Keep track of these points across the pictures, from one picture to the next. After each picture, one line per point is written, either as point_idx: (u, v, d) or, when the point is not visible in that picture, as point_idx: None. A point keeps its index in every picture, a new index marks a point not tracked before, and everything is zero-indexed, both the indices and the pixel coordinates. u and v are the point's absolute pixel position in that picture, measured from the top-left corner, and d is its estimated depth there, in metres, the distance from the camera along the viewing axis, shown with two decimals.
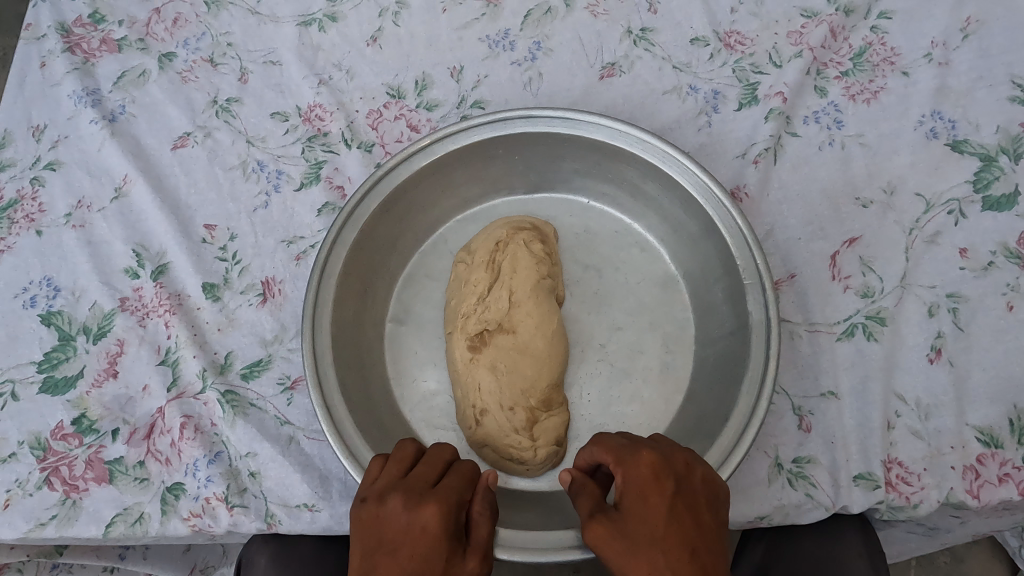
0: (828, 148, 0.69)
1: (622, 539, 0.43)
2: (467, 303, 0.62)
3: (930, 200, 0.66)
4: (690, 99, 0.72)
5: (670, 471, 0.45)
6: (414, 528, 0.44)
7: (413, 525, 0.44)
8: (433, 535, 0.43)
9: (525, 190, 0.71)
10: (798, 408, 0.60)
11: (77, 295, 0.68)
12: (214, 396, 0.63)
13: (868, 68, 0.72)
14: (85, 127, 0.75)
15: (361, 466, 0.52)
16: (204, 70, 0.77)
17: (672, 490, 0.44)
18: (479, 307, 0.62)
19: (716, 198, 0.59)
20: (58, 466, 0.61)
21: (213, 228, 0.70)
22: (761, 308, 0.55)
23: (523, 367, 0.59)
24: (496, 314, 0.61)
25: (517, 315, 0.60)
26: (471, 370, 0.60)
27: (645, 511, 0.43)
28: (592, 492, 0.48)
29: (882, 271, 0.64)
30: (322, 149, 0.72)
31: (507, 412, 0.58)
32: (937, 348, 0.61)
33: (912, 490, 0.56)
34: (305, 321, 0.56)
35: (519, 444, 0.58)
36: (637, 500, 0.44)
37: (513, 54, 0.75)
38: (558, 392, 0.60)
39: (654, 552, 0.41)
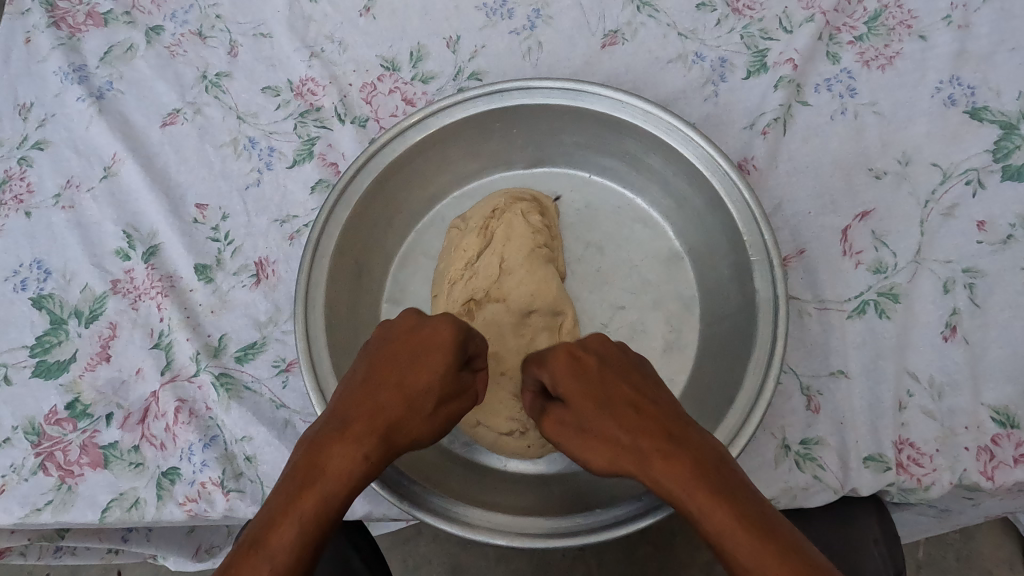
0: (841, 117, 0.66)
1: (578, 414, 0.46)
2: (454, 269, 0.61)
3: (947, 170, 0.63)
4: (696, 68, 0.69)
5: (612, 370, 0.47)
6: (433, 337, 0.47)
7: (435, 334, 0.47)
8: (443, 347, 0.47)
9: (524, 165, 0.69)
10: (806, 388, 0.58)
11: (69, 278, 0.66)
12: (208, 380, 0.62)
13: (883, 33, 0.68)
14: (72, 104, 0.73)
15: None
16: (193, 44, 0.74)
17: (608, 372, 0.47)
18: (467, 274, 0.61)
19: (722, 171, 0.56)
20: (53, 451, 0.60)
21: (205, 207, 0.68)
22: (768, 285, 0.53)
23: (513, 333, 0.59)
24: (484, 282, 0.60)
25: (507, 283, 0.60)
26: None
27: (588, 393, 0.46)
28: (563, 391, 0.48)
29: (895, 246, 0.61)
30: (315, 125, 0.70)
31: (501, 377, 0.58)
32: (952, 325, 0.58)
33: (924, 472, 0.54)
34: (298, 303, 0.55)
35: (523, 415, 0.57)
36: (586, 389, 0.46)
37: (511, 23, 0.72)
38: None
39: (589, 401, 0.45)
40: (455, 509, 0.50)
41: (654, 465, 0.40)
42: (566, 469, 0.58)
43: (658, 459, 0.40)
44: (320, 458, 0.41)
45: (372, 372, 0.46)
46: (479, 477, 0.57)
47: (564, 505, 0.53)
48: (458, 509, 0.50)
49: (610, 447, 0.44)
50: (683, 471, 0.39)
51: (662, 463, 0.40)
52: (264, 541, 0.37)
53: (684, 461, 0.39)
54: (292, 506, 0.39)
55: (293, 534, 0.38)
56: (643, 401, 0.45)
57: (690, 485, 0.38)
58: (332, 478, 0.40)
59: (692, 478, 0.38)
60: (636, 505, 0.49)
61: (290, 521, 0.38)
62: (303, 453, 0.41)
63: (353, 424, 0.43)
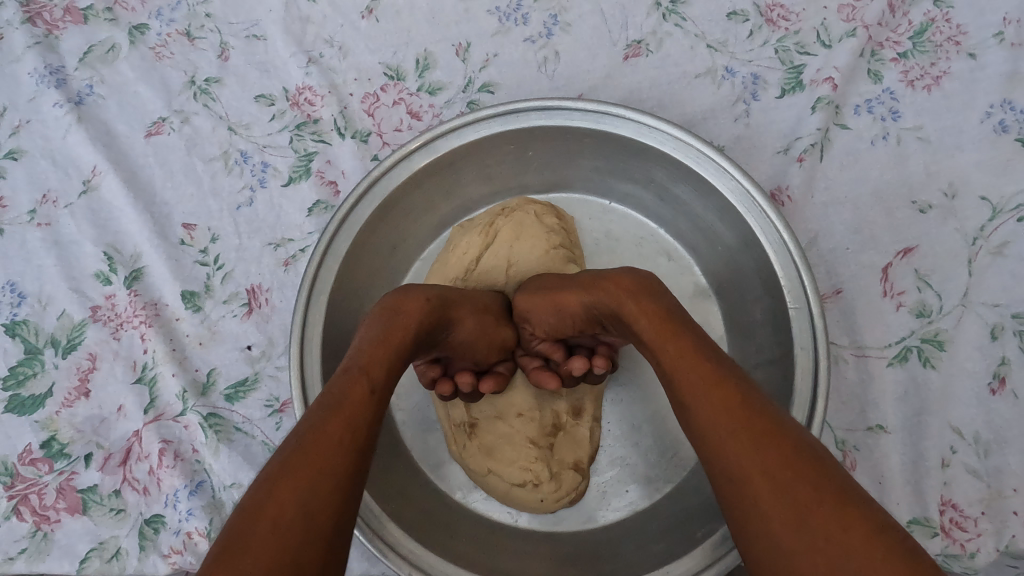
0: (882, 143, 0.61)
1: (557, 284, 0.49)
2: (453, 268, 0.58)
3: (998, 205, 0.58)
4: (726, 84, 0.64)
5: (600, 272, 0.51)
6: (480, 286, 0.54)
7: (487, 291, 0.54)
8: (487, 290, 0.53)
9: (540, 188, 0.64)
10: (841, 442, 0.54)
11: (44, 303, 0.61)
12: (196, 420, 0.58)
13: (930, 49, 0.63)
14: (48, 110, 0.67)
15: None
16: (180, 45, 0.68)
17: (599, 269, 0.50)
18: (468, 276, 0.57)
19: (759, 209, 0.51)
20: (27, 494, 0.56)
21: (192, 228, 0.63)
22: (808, 339, 0.48)
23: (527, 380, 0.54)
24: (488, 283, 0.57)
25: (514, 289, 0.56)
26: None
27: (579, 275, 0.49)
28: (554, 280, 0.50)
29: (941, 287, 0.57)
30: (312, 139, 0.64)
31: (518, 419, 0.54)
32: (1001, 376, 0.54)
33: (968, 537, 0.51)
34: (293, 348, 0.50)
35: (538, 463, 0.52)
36: (583, 273, 0.49)
37: (525, 29, 0.66)
38: (562, 418, 0.54)
39: (545, 274, 0.51)
40: None
41: (667, 338, 0.40)
42: (582, 529, 0.54)
43: (652, 318, 0.42)
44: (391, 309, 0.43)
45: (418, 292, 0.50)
46: (489, 538, 0.52)
47: None
48: None
49: (560, 289, 0.48)
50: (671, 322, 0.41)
51: (620, 287, 0.45)
52: (337, 406, 0.36)
53: (639, 291, 0.44)
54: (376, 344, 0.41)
55: (366, 395, 0.37)
56: (659, 297, 0.44)
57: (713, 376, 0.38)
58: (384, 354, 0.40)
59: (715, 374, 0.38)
60: None
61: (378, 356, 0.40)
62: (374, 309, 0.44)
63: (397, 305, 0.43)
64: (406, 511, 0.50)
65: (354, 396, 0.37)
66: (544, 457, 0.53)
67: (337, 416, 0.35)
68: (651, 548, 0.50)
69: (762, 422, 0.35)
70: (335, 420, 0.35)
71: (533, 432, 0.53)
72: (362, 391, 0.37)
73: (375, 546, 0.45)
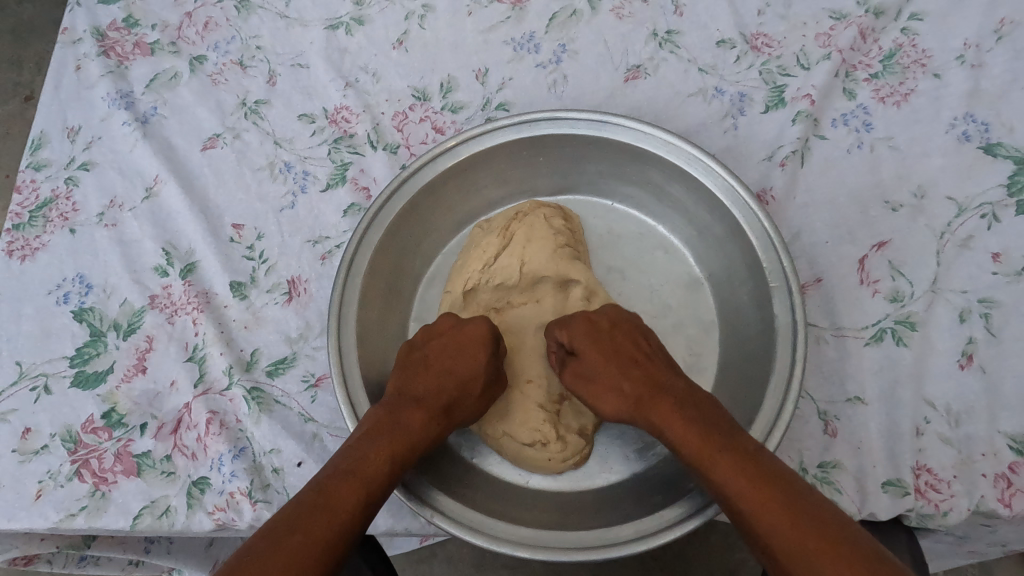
0: (857, 150, 0.68)
1: (613, 388, 0.54)
2: (472, 267, 0.64)
3: (963, 204, 0.65)
4: (716, 102, 0.71)
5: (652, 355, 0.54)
6: (466, 342, 0.57)
7: (470, 328, 0.57)
8: (478, 342, 0.56)
9: (550, 192, 0.71)
10: (823, 412, 0.59)
11: (109, 292, 0.69)
12: (240, 393, 0.64)
13: (898, 71, 0.70)
14: (118, 128, 0.76)
15: None
16: (234, 73, 0.78)
17: (642, 364, 0.54)
18: (486, 275, 0.63)
19: (742, 201, 0.58)
20: (89, 458, 0.62)
21: (241, 227, 0.71)
22: (787, 310, 0.55)
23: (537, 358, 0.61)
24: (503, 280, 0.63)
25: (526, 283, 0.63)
26: None
27: (632, 375, 0.53)
28: (609, 374, 0.54)
29: (912, 276, 0.63)
30: (348, 151, 0.73)
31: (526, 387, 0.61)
32: (969, 353, 0.60)
33: (942, 497, 0.55)
34: (332, 319, 0.57)
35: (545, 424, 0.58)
36: (636, 373, 0.53)
37: (537, 57, 0.75)
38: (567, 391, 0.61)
39: (602, 354, 0.55)
40: (479, 522, 0.51)
41: (708, 452, 0.46)
42: (588, 486, 0.59)
43: (688, 436, 0.47)
44: (394, 412, 0.51)
45: (422, 368, 0.56)
46: (502, 492, 0.58)
47: (585, 521, 0.54)
48: (483, 523, 0.51)
49: (619, 389, 0.53)
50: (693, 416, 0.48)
51: (664, 407, 0.50)
52: (327, 506, 0.44)
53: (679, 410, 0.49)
54: (381, 449, 0.48)
55: (355, 499, 0.45)
56: (695, 410, 0.49)
57: (750, 488, 0.43)
58: (383, 460, 0.48)
59: (757, 488, 0.43)
60: (659, 521, 0.50)
61: (374, 464, 0.47)
62: (380, 415, 0.51)
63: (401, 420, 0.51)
64: (427, 464, 0.56)
65: (340, 504, 0.45)
66: (552, 419, 0.59)
67: (331, 514, 0.44)
68: (646, 501, 0.55)
69: (810, 534, 0.41)
70: (325, 516, 0.44)
71: (540, 400, 0.60)
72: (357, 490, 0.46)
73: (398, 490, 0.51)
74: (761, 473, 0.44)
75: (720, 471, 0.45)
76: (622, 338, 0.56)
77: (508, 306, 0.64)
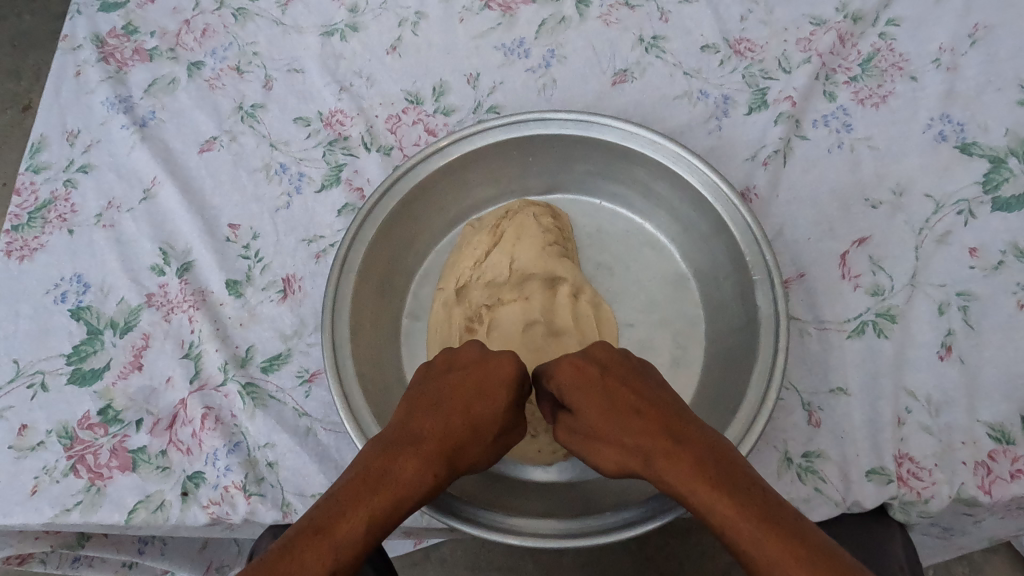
0: (837, 150, 0.70)
1: (617, 443, 0.47)
2: (464, 265, 0.66)
3: (940, 201, 0.67)
4: (700, 104, 0.73)
5: (668, 405, 0.47)
6: (479, 385, 0.52)
7: (494, 363, 0.53)
8: (497, 381, 0.52)
9: (540, 191, 0.73)
10: (807, 403, 0.61)
11: (106, 291, 0.70)
12: (235, 389, 0.65)
13: (877, 74, 0.73)
14: (116, 132, 0.78)
15: (364, 433, 0.54)
16: (231, 78, 0.79)
17: (655, 410, 0.47)
18: (476, 272, 0.65)
19: (726, 197, 0.60)
20: (84, 454, 0.63)
21: (237, 227, 0.72)
22: (769, 301, 0.56)
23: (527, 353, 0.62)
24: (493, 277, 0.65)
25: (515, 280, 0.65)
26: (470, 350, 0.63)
27: (640, 426, 0.46)
28: (609, 424, 0.47)
29: (892, 271, 0.65)
30: (343, 152, 0.74)
31: None
32: (948, 345, 0.61)
33: (924, 485, 0.56)
34: (326, 312, 0.58)
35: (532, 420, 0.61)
36: (643, 422, 0.46)
37: (527, 62, 0.77)
38: None
39: (603, 404, 0.48)
40: (467, 509, 0.52)
41: (717, 501, 0.40)
42: (578, 476, 0.60)
43: (699, 486, 0.41)
44: (388, 451, 0.47)
45: (424, 408, 0.51)
46: (494, 479, 0.59)
47: (573, 510, 0.55)
48: (471, 511, 0.52)
49: (626, 440, 0.46)
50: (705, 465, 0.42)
51: (671, 457, 0.43)
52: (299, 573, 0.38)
53: (695, 457, 0.43)
54: (364, 502, 0.43)
55: (331, 561, 0.40)
56: (712, 458, 0.43)
57: (760, 542, 0.38)
58: (365, 514, 0.42)
59: (771, 540, 0.38)
60: (644, 507, 0.51)
61: (353, 520, 0.42)
62: (372, 461, 0.46)
63: (391, 470, 0.45)
64: None
65: (314, 565, 0.39)
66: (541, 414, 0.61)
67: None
68: (628, 485, 0.56)
69: None
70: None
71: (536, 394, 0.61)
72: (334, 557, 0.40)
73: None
74: (780, 531, 0.38)
75: (736, 537, 0.39)
76: (644, 391, 0.49)
77: (499, 305, 0.64)
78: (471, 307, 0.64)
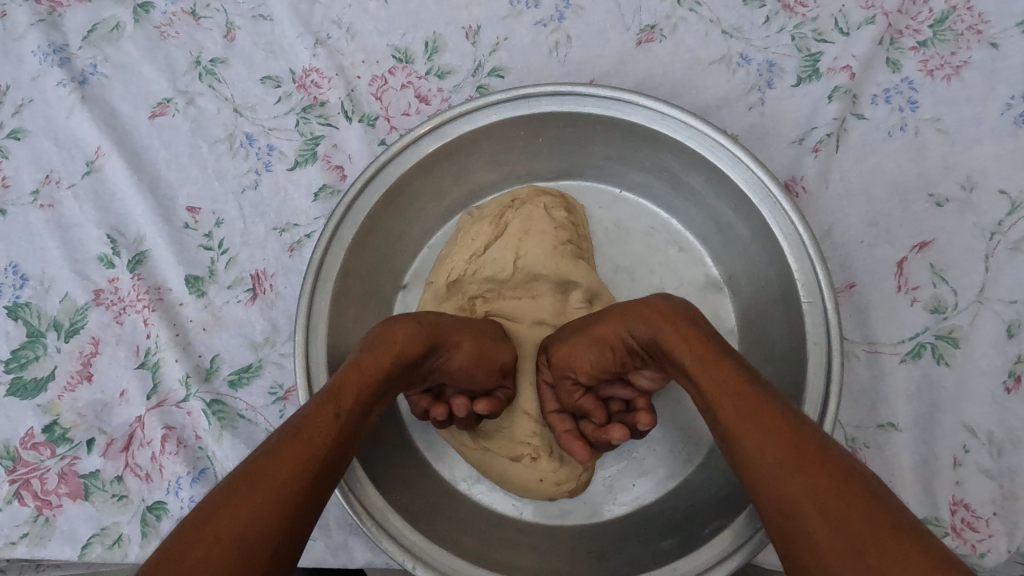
0: (899, 134, 0.60)
1: (593, 318, 0.47)
2: (458, 260, 0.56)
3: (1017, 199, 0.57)
4: (741, 72, 0.62)
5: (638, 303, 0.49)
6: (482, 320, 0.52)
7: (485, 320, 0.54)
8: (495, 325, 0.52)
9: (549, 176, 0.62)
10: (852, 439, 0.54)
11: (47, 285, 0.61)
12: (199, 407, 0.57)
13: (951, 38, 0.61)
14: (52, 89, 0.66)
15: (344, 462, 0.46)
16: (185, 24, 0.67)
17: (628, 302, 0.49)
18: (473, 266, 0.55)
19: (773, 200, 0.50)
20: (29, 478, 0.56)
21: (197, 211, 0.62)
22: (821, 334, 0.47)
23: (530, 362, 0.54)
24: (494, 274, 0.55)
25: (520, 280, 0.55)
26: None
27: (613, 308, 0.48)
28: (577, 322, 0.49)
29: (956, 283, 0.56)
30: (319, 122, 0.63)
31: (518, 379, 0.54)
32: (1017, 374, 0.53)
33: (979, 537, 0.51)
34: (298, 331, 0.49)
35: (535, 438, 0.52)
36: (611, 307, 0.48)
37: (537, 12, 0.65)
38: None
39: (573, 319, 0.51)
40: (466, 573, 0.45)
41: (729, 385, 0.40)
42: (589, 522, 0.54)
43: (704, 367, 0.41)
44: (388, 327, 0.45)
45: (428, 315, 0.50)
46: (494, 530, 0.52)
47: None
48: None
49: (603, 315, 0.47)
50: (688, 329, 0.43)
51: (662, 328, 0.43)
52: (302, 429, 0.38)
53: (693, 338, 0.42)
54: (363, 370, 0.42)
55: (332, 418, 0.39)
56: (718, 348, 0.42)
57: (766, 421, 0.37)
58: (365, 383, 0.42)
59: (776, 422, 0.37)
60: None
61: (353, 388, 0.41)
62: (377, 333, 0.45)
63: (393, 334, 0.45)
64: (411, 505, 0.49)
65: (318, 423, 0.38)
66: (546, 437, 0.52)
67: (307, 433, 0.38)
68: (654, 550, 0.49)
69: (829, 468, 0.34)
70: (297, 440, 0.37)
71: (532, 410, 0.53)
72: (327, 416, 0.39)
73: (379, 541, 0.45)
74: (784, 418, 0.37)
75: (715, 395, 0.40)
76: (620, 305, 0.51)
77: (500, 297, 0.56)
78: (467, 301, 0.56)
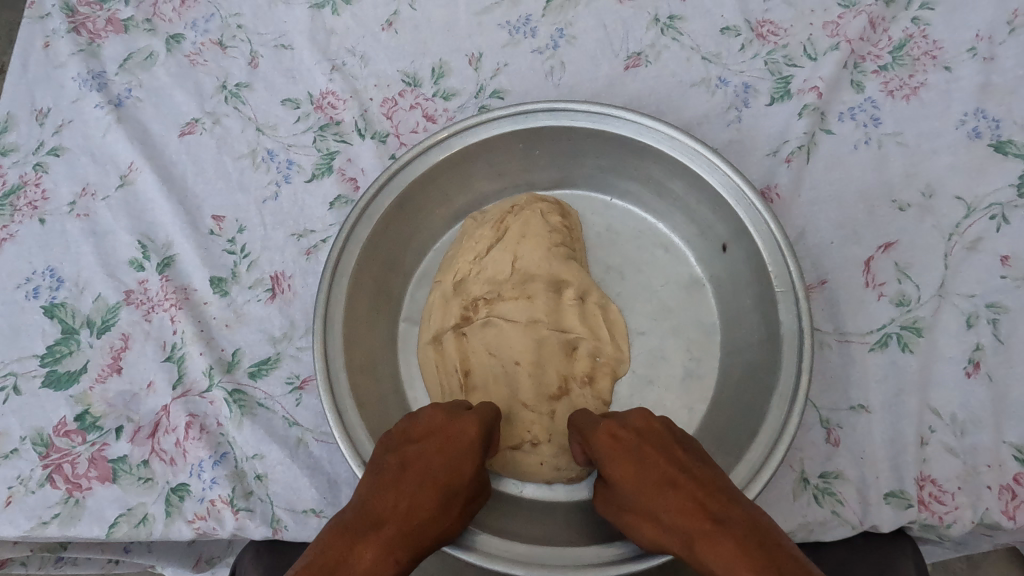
0: (864, 147, 0.66)
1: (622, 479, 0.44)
2: (464, 262, 0.61)
3: (972, 204, 0.63)
4: (719, 92, 0.69)
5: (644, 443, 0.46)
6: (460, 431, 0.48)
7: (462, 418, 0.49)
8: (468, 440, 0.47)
9: (547, 185, 0.68)
10: (826, 420, 0.58)
11: (81, 287, 0.66)
12: (221, 396, 0.61)
13: (908, 62, 0.68)
14: (89, 111, 0.72)
15: (354, 447, 0.51)
16: (213, 53, 0.73)
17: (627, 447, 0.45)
18: (476, 268, 0.61)
19: (747, 200, 0.56)
20: (61, 463, 0.60)
21: (221, 219, 0.67)
22: (793, 317, 0.52)
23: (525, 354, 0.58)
24: (495, 274, 0.60)
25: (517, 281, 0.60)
26: (464, 349, 0.59)
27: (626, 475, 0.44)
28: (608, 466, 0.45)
29: (918, 279, 0.61)
30: (334, 139, 0.69)
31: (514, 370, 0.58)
32: (975, 361, 0.58)
33: (946, 509, 0.54)
34: (317, 319, 0.54)
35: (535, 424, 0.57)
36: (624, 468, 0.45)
37: (534, 41, 0.72)
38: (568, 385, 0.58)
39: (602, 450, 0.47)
40: (470, 536, 0.49)
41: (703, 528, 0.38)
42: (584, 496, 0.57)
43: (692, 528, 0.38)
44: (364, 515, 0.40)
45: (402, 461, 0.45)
46: (497, 502, 0.56)
47: (581, 538, 0.52)
48: (474, 538, 0.48)
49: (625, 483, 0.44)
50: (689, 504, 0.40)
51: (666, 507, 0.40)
52: None
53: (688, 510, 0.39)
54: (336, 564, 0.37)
55: None
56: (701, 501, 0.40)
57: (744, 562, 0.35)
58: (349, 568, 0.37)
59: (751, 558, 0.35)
60: None
61: None
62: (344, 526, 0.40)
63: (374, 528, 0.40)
64: None
65: None
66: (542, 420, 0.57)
67: None
68: None
69: None
70: None
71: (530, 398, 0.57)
72: None
73: None
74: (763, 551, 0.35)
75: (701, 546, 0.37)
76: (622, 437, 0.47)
77: (499, 300, 0.59)
78: (470, 302, 0.60)
